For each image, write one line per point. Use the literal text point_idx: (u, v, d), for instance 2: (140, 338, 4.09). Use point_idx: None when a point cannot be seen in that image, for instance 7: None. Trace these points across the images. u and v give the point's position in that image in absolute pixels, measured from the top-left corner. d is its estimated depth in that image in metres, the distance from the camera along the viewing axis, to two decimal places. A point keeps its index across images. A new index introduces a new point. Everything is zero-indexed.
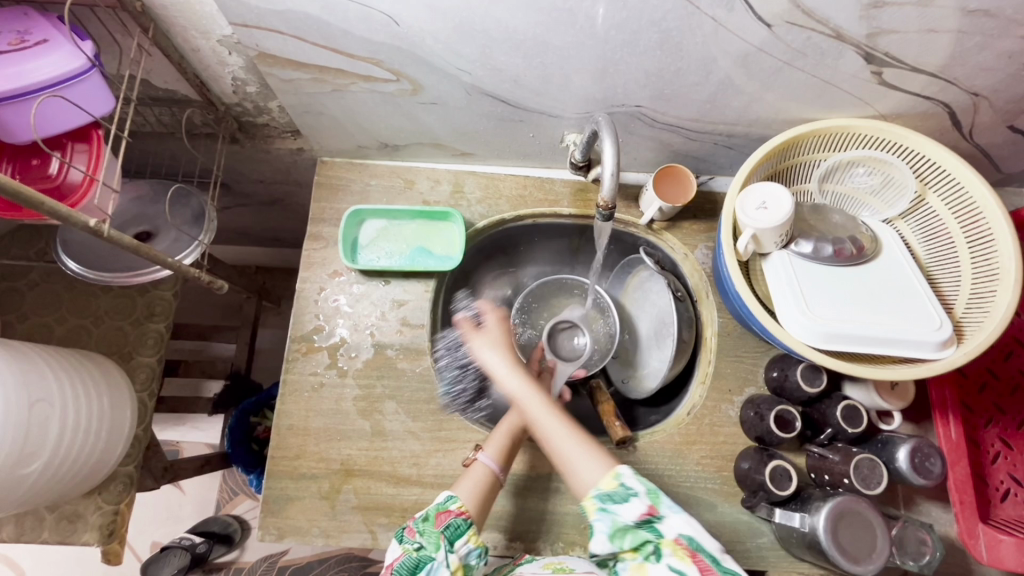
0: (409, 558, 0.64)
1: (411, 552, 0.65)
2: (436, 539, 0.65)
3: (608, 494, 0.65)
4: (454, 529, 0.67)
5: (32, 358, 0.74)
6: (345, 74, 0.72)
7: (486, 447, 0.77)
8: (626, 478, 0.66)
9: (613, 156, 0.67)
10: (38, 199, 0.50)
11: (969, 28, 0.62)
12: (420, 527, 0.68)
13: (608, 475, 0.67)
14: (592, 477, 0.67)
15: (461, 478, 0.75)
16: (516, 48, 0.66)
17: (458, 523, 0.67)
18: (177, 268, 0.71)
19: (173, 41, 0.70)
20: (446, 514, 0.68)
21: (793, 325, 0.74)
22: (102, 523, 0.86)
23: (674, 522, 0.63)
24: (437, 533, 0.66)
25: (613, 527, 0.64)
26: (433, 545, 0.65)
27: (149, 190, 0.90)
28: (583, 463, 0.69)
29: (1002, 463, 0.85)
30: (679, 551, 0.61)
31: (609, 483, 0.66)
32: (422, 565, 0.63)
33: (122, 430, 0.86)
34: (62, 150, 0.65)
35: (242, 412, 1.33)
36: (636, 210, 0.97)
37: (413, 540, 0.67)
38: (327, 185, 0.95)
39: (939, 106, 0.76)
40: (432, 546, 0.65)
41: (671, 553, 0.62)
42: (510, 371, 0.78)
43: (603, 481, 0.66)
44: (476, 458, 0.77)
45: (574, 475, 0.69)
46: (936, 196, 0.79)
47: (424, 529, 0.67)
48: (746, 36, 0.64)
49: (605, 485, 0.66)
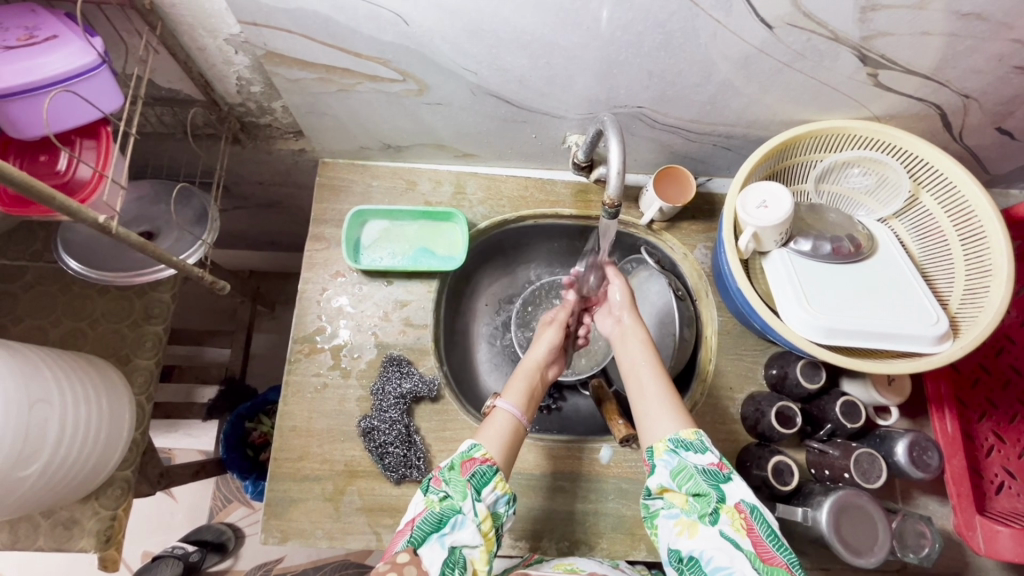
0: (431, 514, 0.62)
1: (435, 505, 0.63)
2: (462, 488, 0.64)
3: (685, 441, 0.66)
4: (480, 478, 0.65)
5: (30, 359, 0.73)
6: (352, 74, 0.72)
7: (504, 394, 0.76)
8: (704, 437, 0.66)
9: (618, 154, 0.66)
10: (50, 195, 0.49)
11: (961, 32, 0.64)
12: (446, 476, 0.66)
13: (687, 427, 0.67)
14: (663, 429, 0.68)
15: (483, 425, 0.73)
16: (523, 48, 0.67)
17: (484, 471, 0.66)
18: (181, 267, 0.70)
19: (181, 40, 0.70)
20: (472, 462, 0.67)
21: (794, 321, 0.76)
22: (99, 529, 0.85)
23: (740, 487, 0.62)
24: (463, 482, 0.64)
25: (678, 468, 0.64)
26: (459, 495, 0.63)
27: (151, 190, 0.89)
28: (655, 412, 0.71)
29: (996, 457, 0.87)
30: (737, 520, 0.60)
31: (687, 434, 0.66)
32: (447, 519, 0.62)
33: (121, 432, 0.85)
34: (70, 146, 0.65)
35: (236, 417, 1.31)
36: (637, 211, 0.99)
37: (439, 490, 0.65)
38: (329, 186, 0.95)
39: (931, 107, 0.78)
40: (458, 496, 0.63)
41: (728, 520, 0.60)
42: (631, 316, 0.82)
43: (680, 431, 0.67)
44: (497, 406, 0.75)
45: (648, 421, 0.71)
46: (930, 195, 0.81)
47: (450, 479, 0.65)
48: (747, 37, 0.65)
49: (682, 434, 0.67)
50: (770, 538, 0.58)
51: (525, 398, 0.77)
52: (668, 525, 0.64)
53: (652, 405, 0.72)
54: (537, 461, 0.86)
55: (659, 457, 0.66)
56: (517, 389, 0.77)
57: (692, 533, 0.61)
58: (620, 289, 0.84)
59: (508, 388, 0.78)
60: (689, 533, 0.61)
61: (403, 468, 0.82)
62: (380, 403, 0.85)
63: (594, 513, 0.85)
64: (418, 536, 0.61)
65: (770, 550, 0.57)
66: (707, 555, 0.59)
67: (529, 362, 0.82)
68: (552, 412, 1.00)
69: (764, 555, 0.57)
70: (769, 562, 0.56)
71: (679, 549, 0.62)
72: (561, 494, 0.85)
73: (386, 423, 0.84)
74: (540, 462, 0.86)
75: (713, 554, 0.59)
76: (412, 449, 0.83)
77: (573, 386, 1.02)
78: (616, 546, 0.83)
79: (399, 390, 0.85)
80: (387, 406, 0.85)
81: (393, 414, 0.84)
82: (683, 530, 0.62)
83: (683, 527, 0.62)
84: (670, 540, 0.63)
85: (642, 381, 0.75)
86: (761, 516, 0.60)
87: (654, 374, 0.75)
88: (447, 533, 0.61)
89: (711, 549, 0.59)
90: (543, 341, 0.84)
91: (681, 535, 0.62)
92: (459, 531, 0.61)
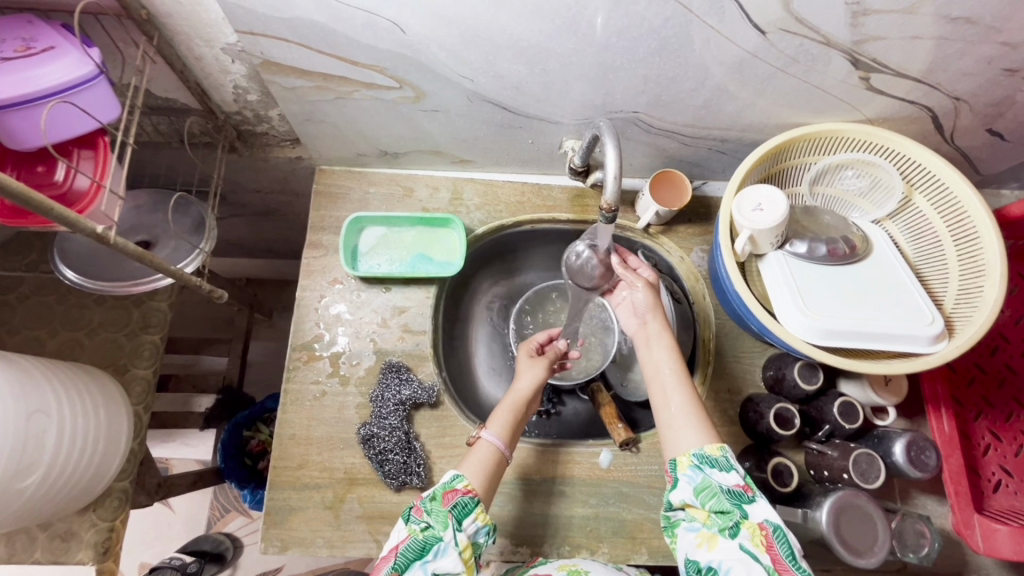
0: (415, 541, 0.62)
1: (417, 534, 0.63)
2: (444, 518, 0.64)
3: (711, 457, 0.65)
4: (462, 508, 0.65)
5: (27, 369, 0.73)
6: (349, 82, 0.73)
7: (489, 426, 0.74)
8: (729, 454, 0.65)
9: (615, 160, 0.65)
10: (48, 205, 0.49)
11: (951, 35, 0.65)
12: (428, 506, 0.66)
13: (712, 443, 0.66)
14: (688, 442, 0.67)
15: (467, 455, 0.72)
16: (518, 54, 0.67)
17: (465, 502, 0.66)
18: (179, 275, 0.70)
19: (177, 50, 0.70)
20: (453, 493, 0.66)
21: (793, 323, 0.76)
22: (97, 541, 0.84)
23: (764, 508, 0.62)
24: (444, 512, 0.64)
25: (702, 485, 0.63)
26: (441, 525, 0.63)
27: (147, 199, 0.89)
28: (683, 423, 0.69)
29: (993, 455, 0.88)
30: (758, 536, 0.60)
31: (713, 450, 0.65)
32: (430, 546, 0.62)
33: (119, 442, 0.84)
34: (68, 156, 0.65)
35: (235, 425, 1.31)
36: (633, 215, 0.99)
37: (420, 520, 0.64)
38: (326, 193, 0.95)
39: (922, 110, 0.79)
40: (440, 526, 0.63)
41: (748, 535, 0.60)
42: (654, 318, 0.79)
43: (706, 446, 0.66)
44: (480, 437, 0.74)
45: (672, 432, 0.69)
46: (923, 197, 0.82)
47: (432, 509, 0.65)
48: (740, 42, 0.66)
49: (708, 449, 0.66)
50: (790, 558, 0.58)
51: (510, 430, 0.75)
52: (688, 537, 0.63)
53: (674, 415, 0.70)
54: (537, 466, 0.87)
55: (683, 471, 0.65)
56: (502, 419, 0.75)
57: (711, 546, 0.61)
58: (644, 289, 0.80)
59: (491, 418, 0.76)
60: (709, 545, 0.62)
61: (403, 475, 0.82)
62: (380, 409, 0.85)
63: (595, 517, 0.85)
64: (401, 563, 0.61)
65: (789, 568, 0.57)
66: (725, 566, 0.59)
67: (519, 390, 0.79)
68: (551, 417, 1.00)
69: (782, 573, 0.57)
70: None
71: (697, 560, 0.62)
72: (563, 499, 0.85)
73: (386, 430, 0.83)
74: (541, 467, 0.86)
75: (732, 565, 0.59)
76: (412, 455, 0.83)
77: (572, 391, 1.02)
78: (617, 550, 0.83)
79: (398, 396, 0.85)
80: (386, 413, 0.84)
81: (393, 421, 0.84)
82: (703, 542, 0.62)
83: (703, 540, 0.62)
84: (688, 551, 0.63)
85: (669, 389, 0.72)
86: (783, 535, 0.59)
87: (679, 383, 0.72)
88: (430, 560, 0.61)
89: (729, 560, 0.59)
90: (528, 371, 0.82)
91: (701, 546, 0.62)
92: (440, 559, 0.62)
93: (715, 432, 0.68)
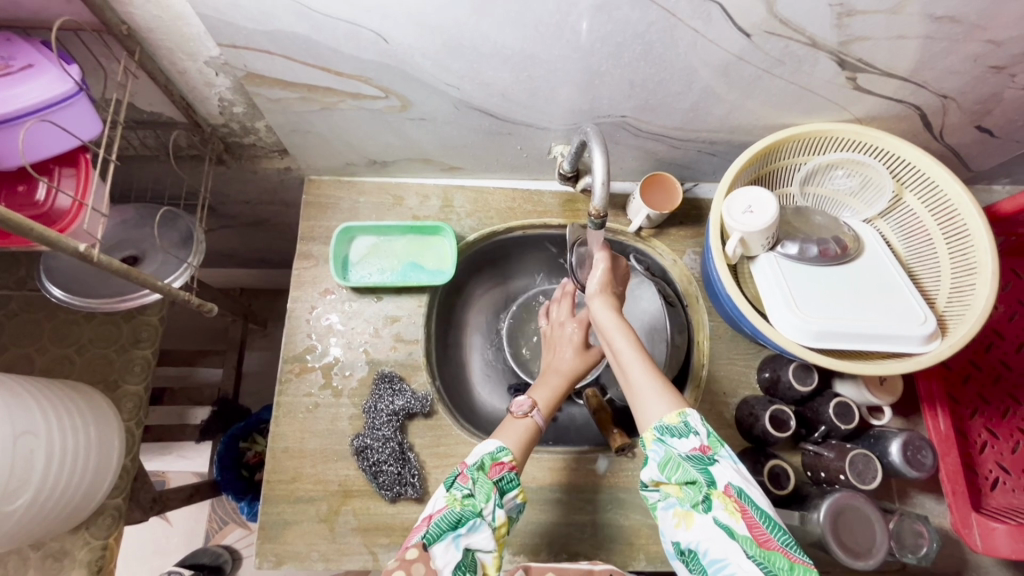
0: (451, 512, 0.60)
1: (456, 504, 0.61)
2: (488, 490, 0.61)
3: (670, 427, 0.61)
4: (507, 482, 0.63)
5: (14, 389, 0.72)
6: (335, 93, 0.72)
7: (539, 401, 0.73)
8: (690, 419, 0.61)
9: (603, 165, 0.65)
10: (27, 226, 0.48)
11: (936, 34, 0.64)
12: (474, 475, 0.63)
13: (673, 410, 0.62)
14: (652, 414, 0.63)
15: (502, 427, 0.70)
16: (503, 62, 0.67)
17: (510, 478, 0.64)
18: (167, 291, 0.69)
19: (160, 63, 0.70)
20: (500, 466, 0.64)
21: (784, 325, 0.76)
22: (91, 559, 0.83)
23: (728, 470, 0.58)
24: (489, 484, 0.62)
25: (665, 459, 0.60)
26: (483, 498, 0.61)
27: (134, 214, 0.88)
28: (646, 397, 0.64)
29: (990, 453, 0.87)
30: (729, 504, 0.56)
31: (672, 419, 0.62)
32: (466, 520, 0.59)
33: (111, 459, 0.84)
34: (49, 175, 0.64)
35: (230, 437, 1.30)
36: (624, 219, 0.99)
37: (463, 487, 0.62)
38: (316, 204, 0.95)
39: (911, 109, 0.79)
40: (481, 498, 0.61)
41: (721, 505, 0.57)
42: (602, 305, 0.72)
43: (665, 416, 0.62)
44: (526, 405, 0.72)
45: (638, 408, 0.65)
46: (913, 195, 0.82)
47: (477, 479, 0.63)
48: (725, 45, 0.66)
49: (667, 419, 0.62)
50: (766, 520, 0.55)
51: (552, 407, 0.74)
52: (666, 517, 0.60)
53: (639, 389, 0.65)
54: (533, 474, 0.86)
55: (648, 448, 0.61)
56: (547, 394, 0.75)
57: (689, 524, 0.58)
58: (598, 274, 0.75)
59: (538, 391, 0.75)
60: (686, 524, 0.58)
61: (398, 486, 0.81)
62: (373, 421, 0.84)
63: (592, 524, 0.84)
64: (433, 533, 0.59)
65: (766, 533, 0.54)
66: (703, 547, 0.57)
67: (567, 368, 0.79)
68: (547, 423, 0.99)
69: (760, 539, 0.54)
70: (766, 546, 0.54)
71: (679, 541, 0.59)
72: (560, 507, 0.85)
73: (379, 441, 0.83)
74: (538, 475, 0.86)
75: (709, 545, 0.56)
76: (407, 466, 0.82)
77: (569, 396, 1.02)
78: (615, 557, 0.83)
79: (391, 407, 0.85)
80: (379, 424, 0.84)
81: (386, 432, 0.83)
82: (680, 522, 0.59)
83: (680, 518, 0.59)
84: (670, 532, 0.60)
85: (627, 369, 0.67)
86: (751, 497, 0.56)
87: (638, 360, 0.67)
88: (463, 534, 0.59)
89: (706, 541, 0.56)
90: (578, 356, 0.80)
91: (679, 527, 0.59)
92: (475, 534, 0.59)
93: (680, 399, 0.64)
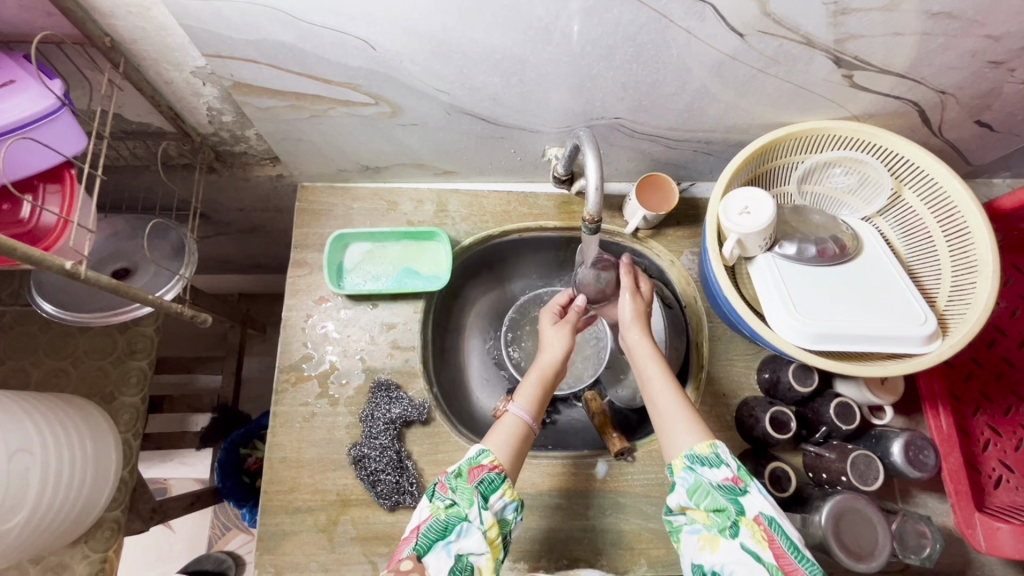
0: (437, 521, 0.60)
1: (440, 513, 0.61)
2: (469, 495, 0.61)
3: (700, 456, 0.62)
4: (487, 485, 0.63)
5: (7, 406, 0.72)
6: (323, 100, 0.71)
7: (516, 398, 0.72)
8: (721, 450, 0.62)
9: (596, 169, 0.64)
10: (10, 246, 0.48)
11: (933, 30, 0.63)
12: (453, 483, 0.63)
13: (703, 440, 0.63)
14: (680, 442, 0.64)
15: (492, 429, 0.70)
16: (493, 66, 0.66)
17: (492, 478, 0.63)
18: (159, 304, 0.69)
19: (145, 74, 0.69)
20: (479, 469, 0.64)
21: (782, 327, 0.75)
22: (90, 573, 0.83)
23: (758, 499, 0.58)
24: (470, 489, 0.62)
25: (694, 485, 0.61)
26: (466, 503, 0.61)
27: (126, 225, 0.88)
28: (675, 426, 0.66)
29: (993, 451, 0.86)
30: (757, 532, 0.56)
31: (703, 448, 0.62)
32: (452, 527, 0.59)
33: (108, 472, 0.83)
34: (33, 192, 0.63)
35: (230, 444, 1.29)
36: (621, 220, 0.98)
37: (445, 497, 0.62)
38: (309, 210, 0.94)
39: (909, 105, 0.78)
40: (465, 503, 0.61)
41: (748, 532, 0.57)
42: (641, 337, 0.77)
43: (695, 445, 0.63)
44: (508, 409, 0.72)
45: (667, 436, 0.67)
46: (912, 193, 0.81)
47: (456, 486, 0.63)
48: (718, 45, 0.65)
49: (697, 447, 0.63)
50: (793, 549, 0.55)
51: (537, 403, 0.73)
52: (690, 541, 0.61)
53: (669, 416, 0.68)
54: (532, 480, 0.85)
55: (677, 474, 0.63)
56: (531, 389, 0.74)
57: (714, 548, 0.58)
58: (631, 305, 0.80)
59: (519, 391, 0.74)
60: (711, 548, 0.58)
61: (396, 495, 0.81)
62: (370, 429, 0.84)
63: (592, 529, 0.84)
64: (423, 544, 0.58)
65: (793, 563, 0.53)
66: (728, 569, 0.56)
67: (548, 361, 0.77)
68: (547, 426, 0.98)
69: (786, 567, 0.54)
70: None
71: (702, 564, 0.59)
72: (560, 512, 0.84)
73: (376, 450, 0.82)
74: (537, 481, 0.85)
75: (734, 568, 0.56)
76: (404, 475, 0.82)
77: (567, 399, 1.01)
78: (616, 562, 0.82)
79: (388, 415, 0.84)
80: (376, 432, 0.83)
81: (383, 440, 0.83)
82: (705, 545, 0.59)
83: (705, 542, 0.59)
84: (692, 555, 0.60)
85: (659, 398, 0.70)
86: (780, 527, 0.56)
87: (670, 390, 0.70)
88: (453, 540, 0.58)
89: (731, 563, 0.56)
90: (556, 341, 0.79)
91: (704, 550, 0.59)
92: (464, 539, 0.59)
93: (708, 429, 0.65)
